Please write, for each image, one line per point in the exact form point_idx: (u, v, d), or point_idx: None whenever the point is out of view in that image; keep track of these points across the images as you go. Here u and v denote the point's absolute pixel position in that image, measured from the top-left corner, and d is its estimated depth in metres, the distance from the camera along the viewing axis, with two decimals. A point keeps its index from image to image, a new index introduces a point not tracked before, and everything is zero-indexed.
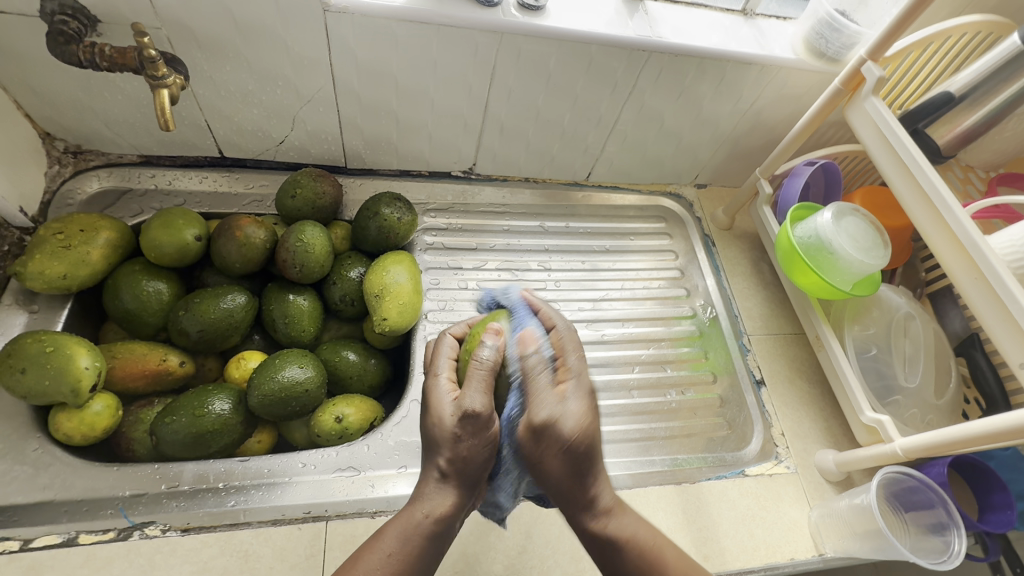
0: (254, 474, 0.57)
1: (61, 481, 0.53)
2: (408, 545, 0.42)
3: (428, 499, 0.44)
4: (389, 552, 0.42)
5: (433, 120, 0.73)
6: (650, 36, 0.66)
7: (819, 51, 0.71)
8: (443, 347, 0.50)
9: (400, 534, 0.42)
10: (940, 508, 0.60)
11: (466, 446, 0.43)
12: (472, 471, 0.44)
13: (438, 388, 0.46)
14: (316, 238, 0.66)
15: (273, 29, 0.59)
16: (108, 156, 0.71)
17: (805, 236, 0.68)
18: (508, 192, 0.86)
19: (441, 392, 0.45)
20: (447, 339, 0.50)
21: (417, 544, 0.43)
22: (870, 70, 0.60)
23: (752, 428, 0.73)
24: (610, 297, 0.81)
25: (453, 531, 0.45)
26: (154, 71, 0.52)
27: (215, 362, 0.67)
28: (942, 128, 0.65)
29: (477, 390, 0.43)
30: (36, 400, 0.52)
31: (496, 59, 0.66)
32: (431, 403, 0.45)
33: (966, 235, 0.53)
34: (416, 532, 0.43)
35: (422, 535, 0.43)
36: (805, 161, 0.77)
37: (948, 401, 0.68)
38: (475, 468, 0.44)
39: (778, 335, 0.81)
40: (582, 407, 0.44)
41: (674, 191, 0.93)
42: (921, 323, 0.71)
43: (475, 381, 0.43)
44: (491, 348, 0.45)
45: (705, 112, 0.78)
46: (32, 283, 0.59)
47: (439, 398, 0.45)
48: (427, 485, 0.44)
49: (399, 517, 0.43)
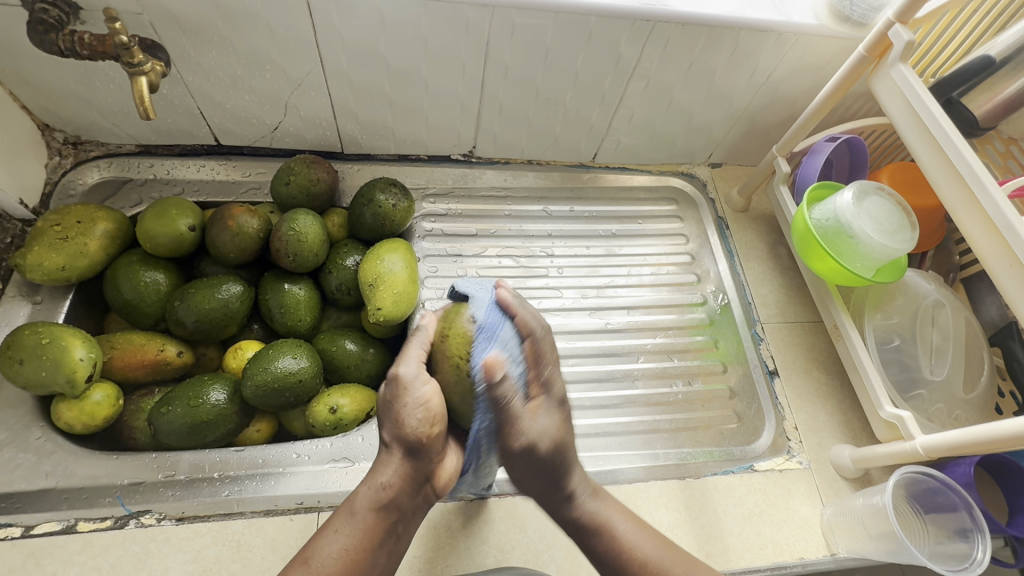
0: (248, 465, 0.58)
1: (62, 469, 0.55)
2: (355, 520, 0.44)
3: (376, 474, 0.45)
4: (338, 530, 0.44)
5: (428, 101, 0.71)
6: (655, 5, 0.62)
7: (843, 15, 0.65)
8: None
9: (350, 509, 0.44)
10: (963, 512, 0.56)
11: (397, 416, 0.43)
12: (415, 447, 0.43)
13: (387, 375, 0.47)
14: (308, 227, 0.64)
15: (256, 11, 0.57)
16: (107, 146, 0.71)
17: (823, 218, 0.63)
18: (510, 175, 0.83)
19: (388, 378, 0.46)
20: None
21: (364, 519, 0.44)
22: (899, 34, 0.54)
23: (763, 421, 0.70)
24: (615, 285, 0.78)
25: (409, 501, 0.45)
26: (130, 58, 0.52)
27: (215, 351, 0.66)
28: (981, 96, 0.60)
29: (409, 358, 0.44)
30: (36, 390, 0.53)
31: (488, 35, 0.62)
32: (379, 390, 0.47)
33: (1002, 216, 0.48)
34: (362, 507, 0.44)
35: (369, 509, 0.44)
36: (827, 136, 0.71)
37: (979, 396, 0.63)
38: (419, 445, 0.43)
39: (795, 323, 0.77)
40: (554, 421, 0.45)
41: (686, 171, 0.88)
42: (951, 311, 0.66)
43: (409, 350, 0.44)
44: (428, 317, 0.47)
45: (718, 85, 0.73)
46: (33, 275, 0.60)
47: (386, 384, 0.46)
48: (380, 455, 0.45)
49: (346, 499, 0.45)
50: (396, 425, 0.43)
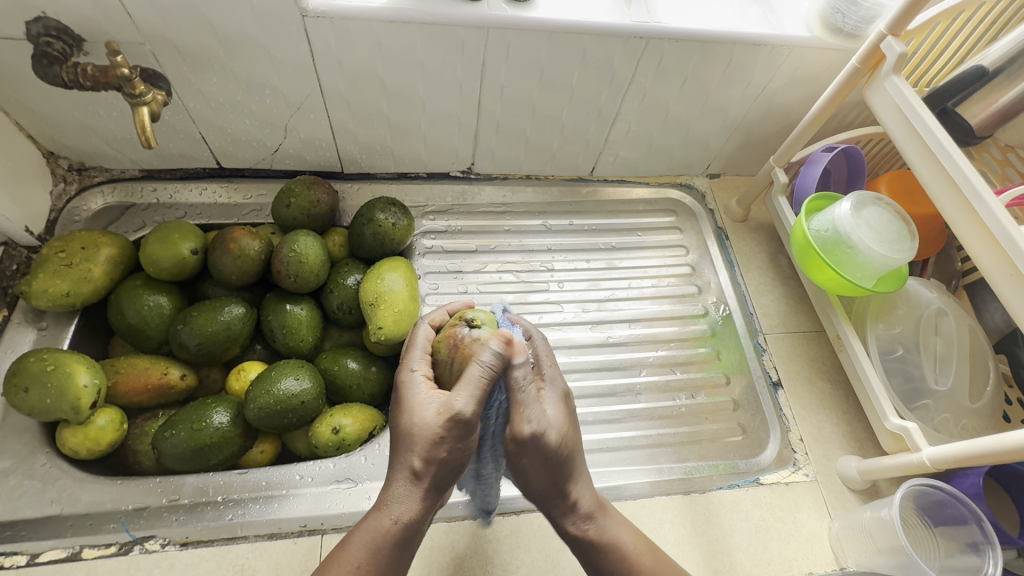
0: (251, 487, 0.58)
1: (67, 495, 0.55)
2: (376, 554, 0.41)
3: (390, 499, 0.42)
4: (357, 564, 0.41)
5: (426, 121, 0.72)
6: (647, 23, 0.62)
7: (835, 27, 0.66)
8: (420, 337, 0.46)
9: (367, 543, 0.41)
10: (973, 524, 0.55)
11: (449, 451, 0.41)
12: (439, 477, 0.42)
13: (415, 383, 0.43)
14: (309, 248, 0.65)
15: (255, 38, 0.58)
16: (110, 171, 0.72)
17: (822, 229, 0.64)
18: (509, 191, 0.83)
19: (422, 393, 0.42)
20: (424, 329, 0.47)
21: (387, 551, 0.42)
22: (891, 46, 0.55)
23: (768, 433, 0.69)
24: (615, 298, 0.78)
25: (425, 528, 0.44)
26: (132, 88, 0.54)
27: (219, 373, 0.67)
28: (975, 106, 0.59)
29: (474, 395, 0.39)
30: (41, 416, 0.54)
31: (483, 55, 0.63)
32: (405, 400, 0.42)
33: (999, 226, 0.48)
34: (382, 540, 0.41)
35: (387, 541, 0.41)
36: (824, 146, 0.71)
37: (986, 405, 0.62)
38: (447, 472, 0.42)
39: (797, 333, 0.77)
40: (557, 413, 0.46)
41: (684, 182, 0.88)
42: (954, 319, 0.66)
43: (474, 385, 0.39)
44: (494, 352, 0.40)
45: (713, 99, 0.73)
46: (39, 301, 0.60)
47: (419, 399, 0.41)
48: (391, 484, 0.42)
49: (364, 528, 0.42)
50: (428, 458, 0.40)
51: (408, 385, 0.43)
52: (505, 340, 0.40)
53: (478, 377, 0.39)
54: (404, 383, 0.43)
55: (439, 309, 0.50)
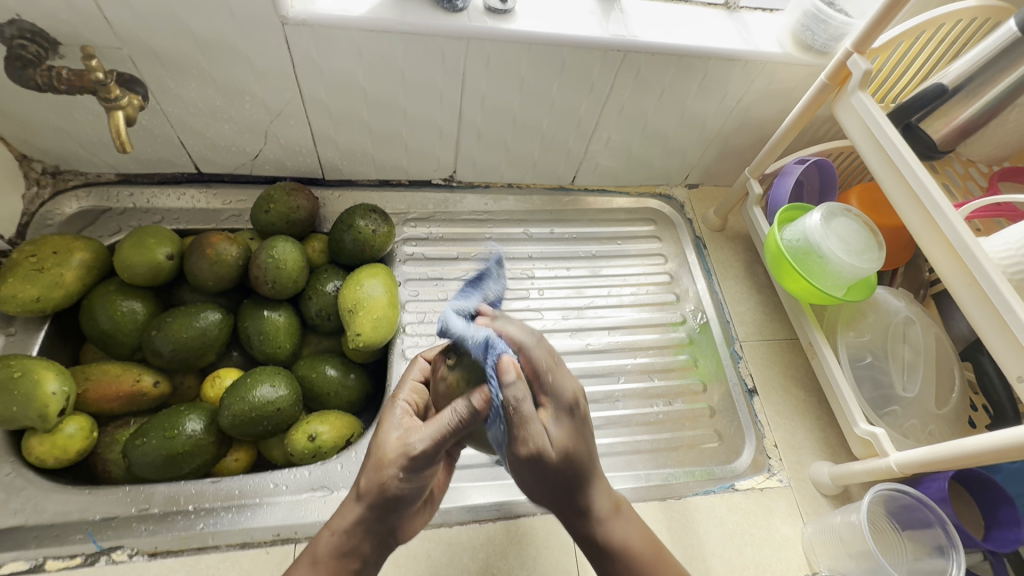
0: (224, 496, 0.57)
1: (32, 505, 0.54)
2: (317, 569, 0.43)
3: (333, 516, 0.44)
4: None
5: (407, 129, 0.72)
6: (625, 36, 0.64)
7: (806, 44, 0.68)
8: (413, 372, 0.49)
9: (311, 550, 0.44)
10: (938, 528, 0.56)
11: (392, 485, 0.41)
12: (383, 507, 0.42)
13: (394, 406, 0.46)
14: (287, 254, 0.65)
15: (234, 44, 0.58)
16: (86, 175, 0.71)
17: (794, 239, 0.65)
18: (491, 199, 0.84)
19: (396, 416, 0.44)
20: (418, 362, 0.51)
21: (325, 567, 0.43)
22: (857, 63, 0.57)
23: (744, 439, 0.70)
24: (595, 306, 0.79)
25: (366, 550, 0.44)
26: (107, 93, 0.54)
27: (194, 379, 0.66)
28: (936, 122, 0.62)
29: (427, 435, 0.40)
30: (6, 424, 0.53)
31: (465, 66, 0.64)
32: (382, 420, 0.45)
33: (959, 238, 0.49)
34: (324, 555, 0.43)
35: (328, 557, 0.43)
36: (797, 158, 0.73)
37: (952, 411, 0.64)
38: (390, 502, 0.42)
39: (772, 341, 0.78)
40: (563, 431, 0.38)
41: (664, 192, 0.90)
42: (921, 327, 0.67)
43: (430, 428, 0.40)
44: (466, 405, 0.38)
45: (689, 111, 0.75)
46: (8, 307, 0.59)
47: (391, 421, 0.44)
48: (344, 501, 0.44)
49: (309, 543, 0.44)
50: (369, 479, 0.42)
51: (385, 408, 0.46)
52: (482, 400, 0.37)
53: (446, 425, 0.39)
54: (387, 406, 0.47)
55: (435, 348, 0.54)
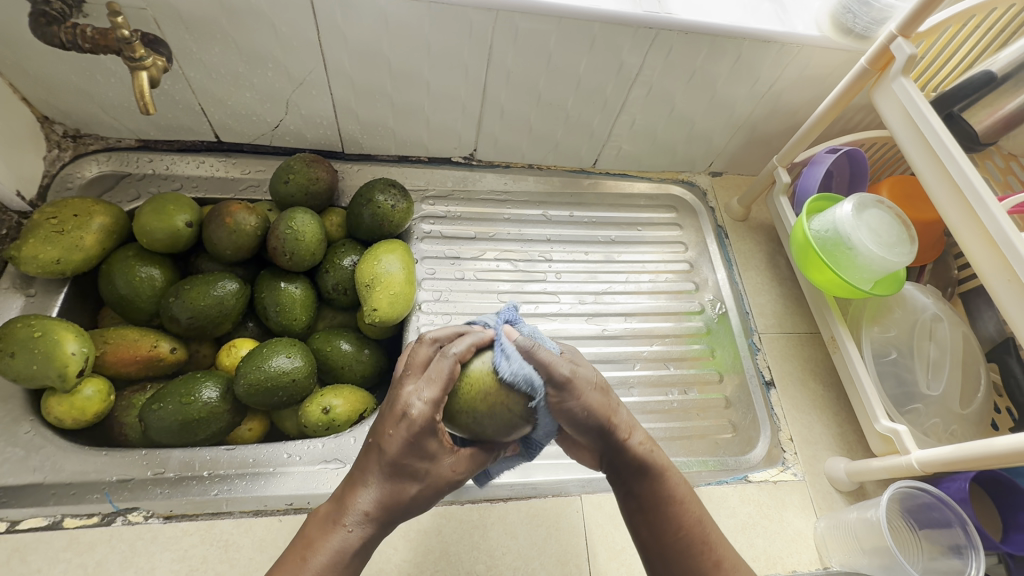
0: (239, 464, 0.57)
1: (51, 464, 0.54)
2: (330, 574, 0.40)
3: (354, 516, 0.40)
4: None
5: (430, 103, 0.71)
6: (658, 13, 0.62)
7: (846, 28, 0.65)
8: (444, 379, 0.39)
9: (330, 554, 0.39)
10: (957, 527, 0.55)
11: (426, 496, 0.42)
12: (405, 511, 0.43)
13: (432, 427, 0.39)
14: (306, 226, 0.64)
15: (259, 8, 0.57)
16: (107, 140, 0.71)
17: (822, 230, 0.64)
18: (510, 179, 0.83)
19: (439, 441, 0.41)
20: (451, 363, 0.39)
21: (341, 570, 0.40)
22: (901, 48, 0.54)
23: (759, 432, 0.70)
24: (613, 291, 0.78)
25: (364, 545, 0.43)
26: (131, 53, 0.53)
27: (209, 348, 0.66)
28: (984, 110, 0.60)
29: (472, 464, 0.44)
30: (26, 383, 0.53)
31: (492, 39, 0.62)
32: (415, 440, 0.39)
33: (1000, 232, 0.48)
34: (344, 555, 0.40)
35: (348, 556, 0.40)
36: (828, 148, 0.71)
37: (976, 412, 0.63)
38: (411, 508, 0.43)
39: (791, 334, 0.77)
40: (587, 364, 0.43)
41: (686, 179, 0.88)
42: (948, 325, 0.66)
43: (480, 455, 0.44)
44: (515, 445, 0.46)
45: (719, 94, 0.73)
46: (28, 267, 0.59)
47: (434, 444, 0.40)
48: (361, 501, 0.40)
49: (323, 545, 0.39)
50: (410, 488, 0.41)
51: (426, 428, 0.39)
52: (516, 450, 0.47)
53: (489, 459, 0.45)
54: (425, 429, 0.39)
55: (469, 339, 0.41)
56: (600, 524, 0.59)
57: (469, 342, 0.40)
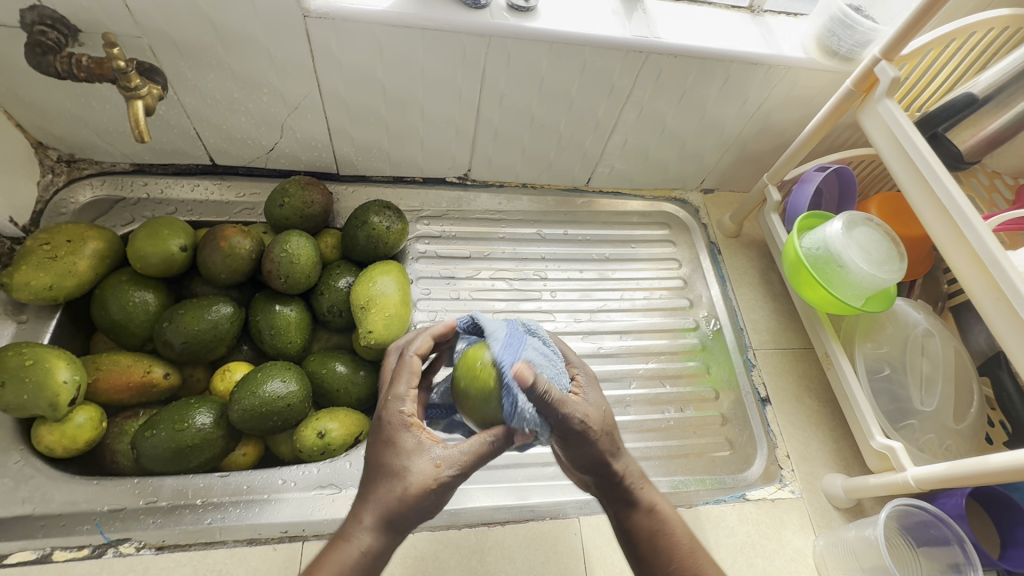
0: (232, 491, 0.57)
1: (40, 494, 0.53)
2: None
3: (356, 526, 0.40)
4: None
5: (424, 126, 0.71)
6: (648, 37, 0.63)
7: (831, 50, 0.67)
8: (407, 371, 0.45)
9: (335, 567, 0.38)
10: (956, 546, 0.56)
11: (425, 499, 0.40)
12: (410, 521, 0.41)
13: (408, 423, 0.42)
14: (301, 249, 0.64)
15: (255, 36, 0.58)
16: (101, 164, 0.71)
17: (812, 247, 0.65)
18: (505, 198, 0.83)
19: (412, 434, 0.42)
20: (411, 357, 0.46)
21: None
22: (885, 70, 0.55)
23: (755, 449, 0.70)
24: (608, 309, 0.78)
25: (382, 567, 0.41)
26: (127, 82, 0.53)
27: (203, 372, 0.66)
28: (965, 131, 0.62)
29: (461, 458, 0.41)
30: (17, 413, 0.52)
31: (484, 63, 0.63)
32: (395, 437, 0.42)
33: (987, 251, 0.48)
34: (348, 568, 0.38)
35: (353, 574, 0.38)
36: (817, 166, 0.72)
37: (970, 426, 0.63)
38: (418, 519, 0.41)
39: (786, 350, 0.77)
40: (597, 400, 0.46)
41: (679, 196, 0.89)
42: (940, 340, 0.66)
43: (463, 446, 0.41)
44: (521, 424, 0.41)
45: (710, 114, 0.74)
46: (20, 294, 0.59)
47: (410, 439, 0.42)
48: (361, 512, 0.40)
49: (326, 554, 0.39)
50: (412, 490, 0.40)
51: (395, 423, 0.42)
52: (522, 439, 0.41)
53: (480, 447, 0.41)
54: (395, 421, 0.42)
55: (423, 335, 0.47)
56: (599, 545, 0.59)
57: (424, 338, 0.47)
